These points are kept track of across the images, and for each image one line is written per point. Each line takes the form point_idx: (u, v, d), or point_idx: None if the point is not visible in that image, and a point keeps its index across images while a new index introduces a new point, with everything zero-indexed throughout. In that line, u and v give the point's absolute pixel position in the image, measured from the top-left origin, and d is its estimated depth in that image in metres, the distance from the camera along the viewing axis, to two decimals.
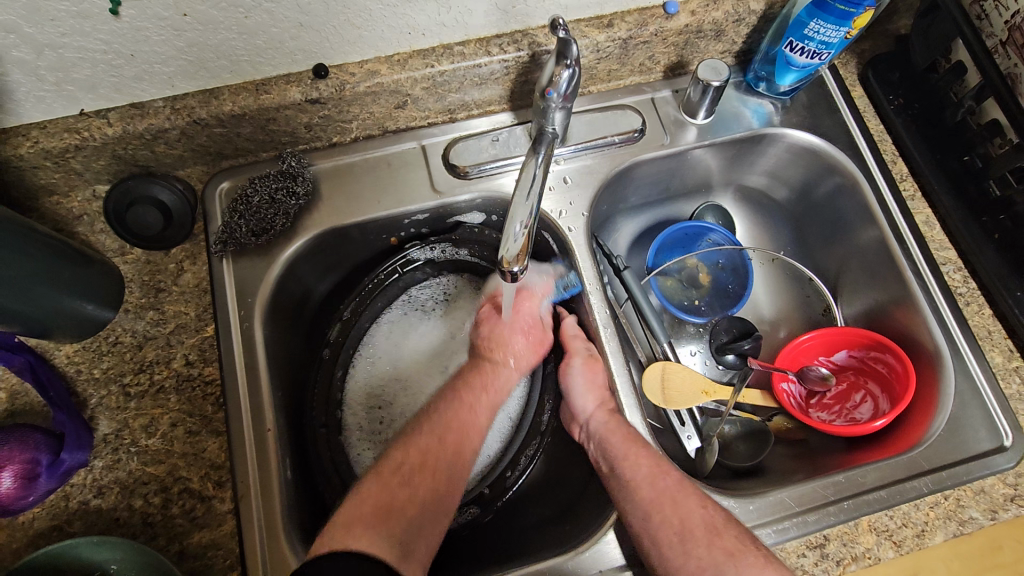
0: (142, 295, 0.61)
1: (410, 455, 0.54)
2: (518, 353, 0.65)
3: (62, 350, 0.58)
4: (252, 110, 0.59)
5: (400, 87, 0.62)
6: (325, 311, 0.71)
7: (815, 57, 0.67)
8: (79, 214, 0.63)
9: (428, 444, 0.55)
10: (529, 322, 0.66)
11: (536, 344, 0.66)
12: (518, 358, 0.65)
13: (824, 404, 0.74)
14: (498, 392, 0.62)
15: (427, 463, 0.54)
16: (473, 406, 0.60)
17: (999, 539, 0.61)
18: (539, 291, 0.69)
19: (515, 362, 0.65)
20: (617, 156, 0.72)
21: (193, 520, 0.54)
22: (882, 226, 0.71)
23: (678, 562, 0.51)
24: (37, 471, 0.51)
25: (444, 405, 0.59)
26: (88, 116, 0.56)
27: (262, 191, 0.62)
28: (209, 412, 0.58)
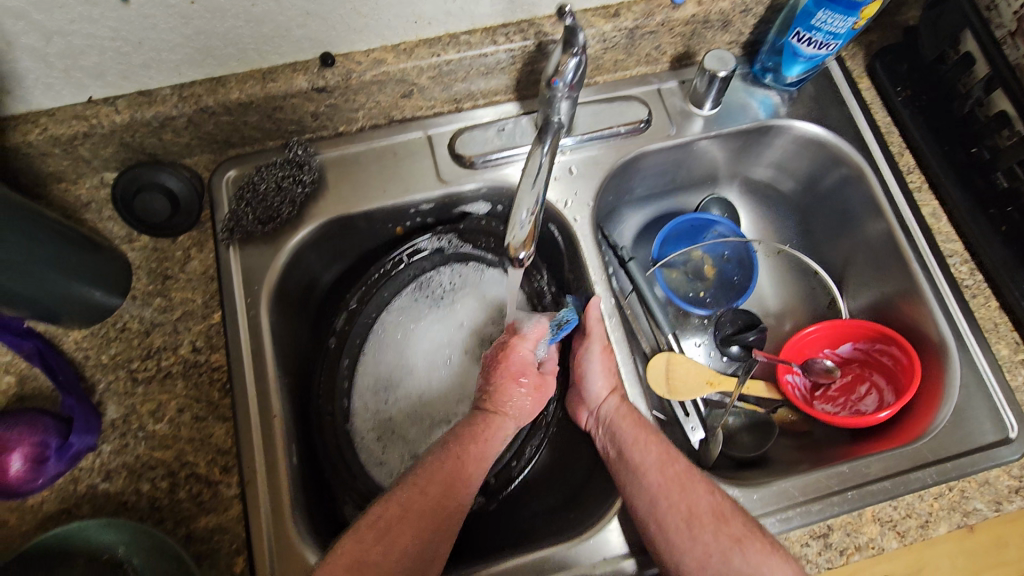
0: (150, 282, 0.62)
1: (389, 509, 0.52)
2: (513, 403, 0.61)
3: (71, 335, 0.59)
4: (259, 98, 0.60)
5: (406, 76, 0.62)
6: (330, 300, 0.72)
7: (822, 48, 0.66)
8: (87, 201, 0.63)
9: (411, 499, 0.52)
10: (521, 370, 0.62)
11: (535, 392, 0.62)
12: (513, 408, 0.61)
13: (828, 396, 0.74)
14: (495, 443, 0.58)
15: (406, 517, 0.51)
16: (464, 460, 0.55)
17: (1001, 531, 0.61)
18: (531, 335, 0.63)
19: (511, 412, 0.60)
20: (622, 147, 0.72)
21: (200, 504, 0.55)
22: (889, 218, 0.71)
23: (685, 548, 0.51)
24: (46, 454, 0.53)
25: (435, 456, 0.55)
26: (96, 103, 0.57)
27: (269, 179, 0.62)
28: (216, 397, 0.58)
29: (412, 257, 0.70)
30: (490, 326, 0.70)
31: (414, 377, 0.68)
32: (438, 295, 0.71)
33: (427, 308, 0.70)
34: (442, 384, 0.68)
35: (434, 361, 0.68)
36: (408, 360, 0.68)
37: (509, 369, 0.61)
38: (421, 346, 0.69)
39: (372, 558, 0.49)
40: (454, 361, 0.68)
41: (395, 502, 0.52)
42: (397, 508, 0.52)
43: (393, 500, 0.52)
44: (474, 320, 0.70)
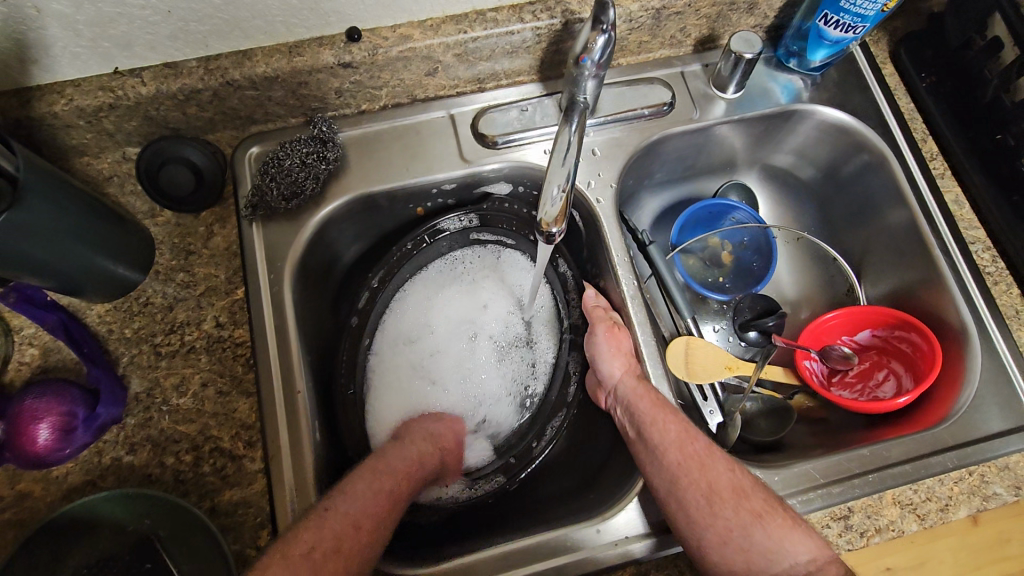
0: (173, 257, 0.61)
1: (325, 536, 0.48)
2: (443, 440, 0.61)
3: (94, 309, 0.59)
4: (285, 73, 0.59)
5: (432, 53, 0.62)
6: (350, 280, 0.72)
7: (849, 31, 0.66)
8: (109, 175, 0.63)
9: (347, 529, 0.49)
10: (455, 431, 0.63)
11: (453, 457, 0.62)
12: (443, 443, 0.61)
13: (846, 382, 0.74)
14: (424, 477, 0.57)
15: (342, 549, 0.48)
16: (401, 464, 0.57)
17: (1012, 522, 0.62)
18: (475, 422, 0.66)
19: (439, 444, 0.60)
20: (645, 129, 0.72)
21: (224, 478, 0.55)
22: (912, 206, 0.71)
23: (705, 524, 0.51)
24: (74, 424, 0.53)
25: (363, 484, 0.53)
26: (122, 75, 0.56)
27: (293, 155, 0.62)
28: (239, 372, 0.58)
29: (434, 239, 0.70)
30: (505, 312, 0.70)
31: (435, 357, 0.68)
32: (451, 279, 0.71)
33: (451, 287, 0.70)
34: (464, 365, 0.68)
35: (456, 340, 0.68)
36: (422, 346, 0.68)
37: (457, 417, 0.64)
38: (434, 332, 0.68)
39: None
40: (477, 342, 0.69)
41: (330, 530, 0.48)
42: (325, 536, 0.48)
43: (325, 527, 0.48)
44: (487, 306, 0.70)
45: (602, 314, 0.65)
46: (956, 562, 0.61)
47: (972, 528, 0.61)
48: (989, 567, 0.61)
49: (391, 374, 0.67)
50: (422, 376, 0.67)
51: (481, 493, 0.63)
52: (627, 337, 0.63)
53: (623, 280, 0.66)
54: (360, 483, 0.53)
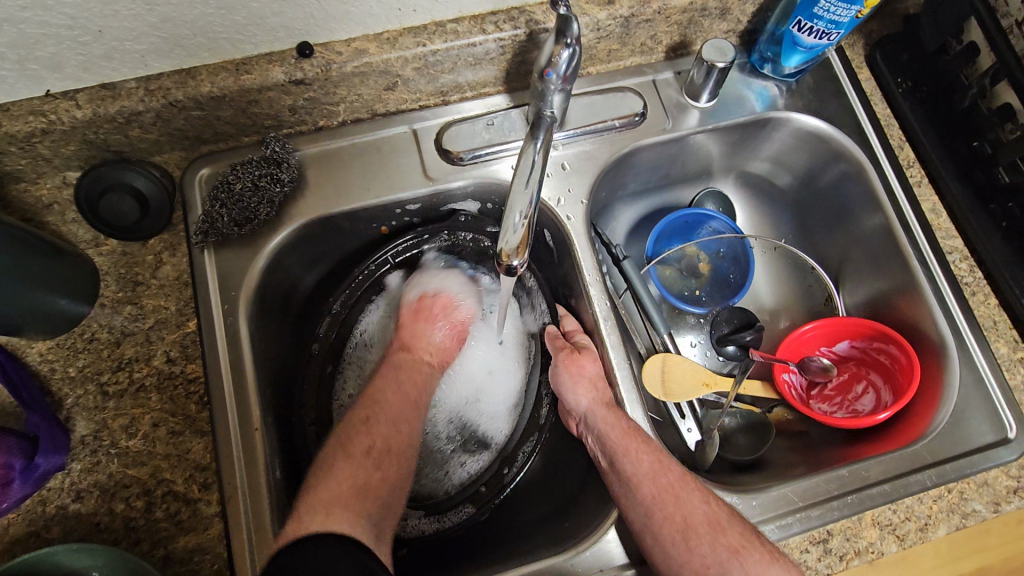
0: (120, 289, 0.58)
1: (376, 440, 0.55)
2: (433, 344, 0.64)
3: (35, 347, 0.55)
4: (233, 92, 0.56)
5: (389, 67, 0.59)
6: (312, 305, 0.69)
7: (823, 37, 0.64)
8: (48, 203, 0.59)
9: (390, 431, 0.56)
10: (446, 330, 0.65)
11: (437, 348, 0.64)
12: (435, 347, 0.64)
13: (825, 395, 0.72)
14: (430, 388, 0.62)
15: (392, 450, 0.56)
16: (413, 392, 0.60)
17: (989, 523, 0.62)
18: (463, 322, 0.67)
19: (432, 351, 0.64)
20: (616, 141, 0.69)
21: (178, 523, 0.52)
22: (888, 214, 0.70)
23: (681, 561, 0.49)
24: (11, 476, 0.49)
25: (393, 398, 0.58)
26: (55, 98, 0.53)
27: (244, 178, 0.59)
28: (193, 411, 0.55)
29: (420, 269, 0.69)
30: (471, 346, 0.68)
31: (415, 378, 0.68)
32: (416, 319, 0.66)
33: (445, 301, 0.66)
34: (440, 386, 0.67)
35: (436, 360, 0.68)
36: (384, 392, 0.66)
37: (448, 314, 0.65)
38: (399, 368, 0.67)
39: (371, 484, 0.53)
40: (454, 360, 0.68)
41: (378, 434, 0.56)
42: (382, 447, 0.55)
43: (375, 430, 0.56)
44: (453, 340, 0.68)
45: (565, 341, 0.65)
46: (935, 558, 0.61)
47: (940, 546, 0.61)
48: (967, 559, 0.61)
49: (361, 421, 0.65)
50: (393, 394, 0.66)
51: (450, 525, 0.63)
52: (594, 360, 0.61)
53: (595, 301, 0.64)
54: (389, 392, 0.59)
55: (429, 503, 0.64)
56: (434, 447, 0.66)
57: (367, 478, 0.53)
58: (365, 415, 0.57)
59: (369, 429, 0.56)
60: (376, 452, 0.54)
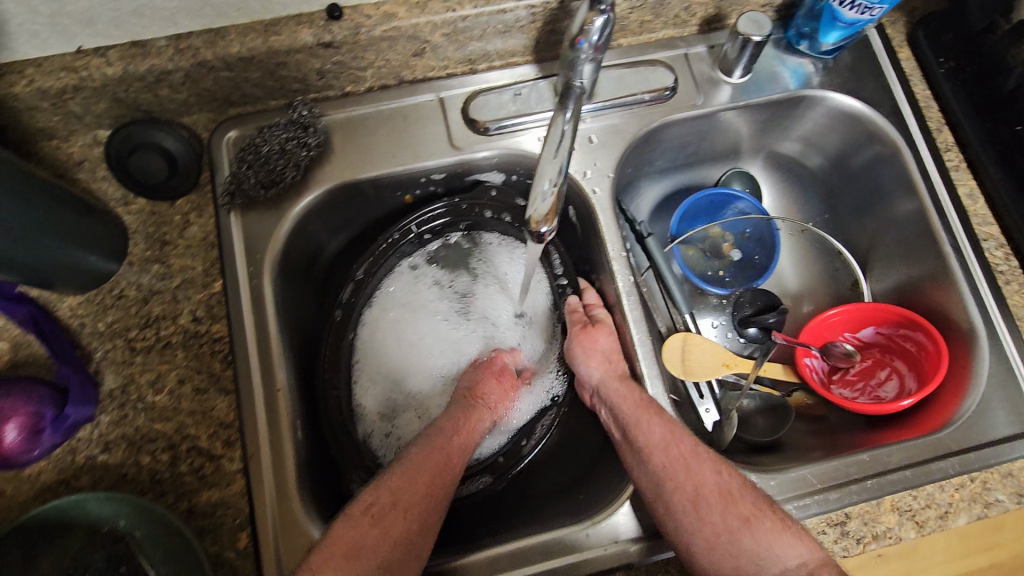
0: (148, 247, 0.59)
1: (381, 495, 0.50)
2: (496, 395, 0.61)
3: (65, 302, 0.56)
4: (262, 53, 0.55)
5: (418, 32, 0.58)
6: (335, 271, 0.69)
7: (865, 12, 0.62)
8: (79, 160, 0.60)
9: (402, 485, 0.50)
10: (503, 375, 0.63)
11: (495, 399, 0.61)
12: (495, 401, 0.61)
13: (846, 380, 0.72)
14: (476, 434, 0.58)
15: (398, 505, 0.49)
16: (445, 449, 0.54)
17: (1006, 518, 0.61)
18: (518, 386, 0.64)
19: (490, 404, 0.60)
20: (645, 115, 0.68)
21: (202, 478, 0.53)
22: (922, 197, 0.68)
23: (692, 530, 0.49)
24: (42, 425, 0.50)
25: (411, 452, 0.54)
26: (87, 54, 0.53)
27: (272, 141, 0.59)
28: (217, 369, 0.56)
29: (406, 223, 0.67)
30: (491, 317, 0.68)
31: (439, 345, 0.67)
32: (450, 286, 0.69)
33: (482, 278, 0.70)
34: (447, 350, 0.66)
35: (444, 327, 0.67)
36: (399, 360, 0.66)
37: (492, 367, 0.63)
38: (423, 335, 0.67)
39: (368, 542, 0.47)
40: (463, 325, 0.68)
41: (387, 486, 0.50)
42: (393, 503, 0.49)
43: (384, 484, 0.51)
44: (483, 308, 0.69)
45: (582, 316, 0.64)
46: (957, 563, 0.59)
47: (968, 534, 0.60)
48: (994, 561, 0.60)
49: (378, 383, 0.65)
50: (398, 354, 0.66)
51: (467, 492, 0.63)
52: (607, 335, 0.61)
53: (618, 275, 0.63)
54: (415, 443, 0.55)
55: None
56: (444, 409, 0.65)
57: (370, 536, 0.47)
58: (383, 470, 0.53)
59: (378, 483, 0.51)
60: (374, 509, 0.49)
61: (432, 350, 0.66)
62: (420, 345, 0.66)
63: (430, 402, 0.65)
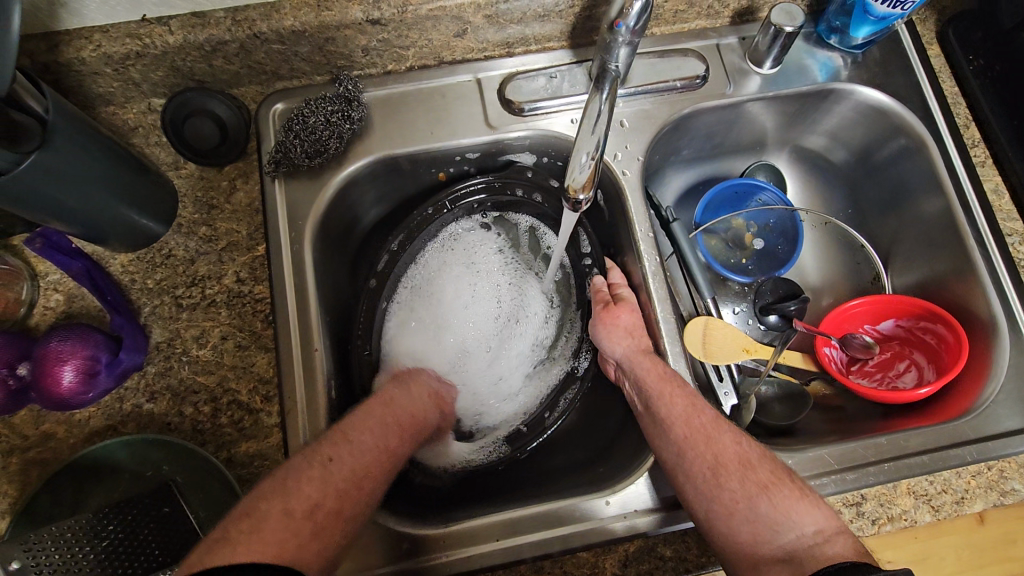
0: (196, 211, 0.61)
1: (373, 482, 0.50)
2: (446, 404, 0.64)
3: (117, 259, 0.59)
4: (313, 27, 0.58)
5: (461, 13, 0.61)
6: (369, 243, 0.72)
7: (896, 7, 0.63)
8: (134, 126, 0.63)
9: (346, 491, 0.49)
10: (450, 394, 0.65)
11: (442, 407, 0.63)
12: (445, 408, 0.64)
13: (865, 371, 0.73)
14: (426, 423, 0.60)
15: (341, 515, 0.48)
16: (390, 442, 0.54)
17: (1015, 533, 0.62)
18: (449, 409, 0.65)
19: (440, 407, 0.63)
20: (676, 102, 0.70)
21: (241, 430, 0.55)
22: (948, 193, 0.69)
23: (710, 496, 0.50)
24: (97, 368, 0.53)
25: (362, 437, 0.52)
26: (150, 23, 0.56)
27: (319, 113, 0.62)
28: (258, 327, 0.58)
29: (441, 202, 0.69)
30: (519, 293, 0.71)
31: (473, 313, 0.68)
32: (483, 260, 0.71)
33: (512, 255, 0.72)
34: (475, 324, 0.68)
35: (474, 302, 0.69)
36: (436, 323, 0.68)
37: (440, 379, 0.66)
38: (457, 303, 0.69)
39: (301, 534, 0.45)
40: (494, 298, 0.70)
41: (332, 485, 0.48)
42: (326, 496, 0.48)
43: (329, 480, 0.49)
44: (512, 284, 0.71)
45: (606, 295, 0.66)
46: (957, 562, 0.61)
47: (977, 528, 0.61)
48: (993, 566, 0.61)
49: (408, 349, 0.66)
50: (432, 324, 0.68)
51: (489, 460, 0.65)
52: (627, 313, 0.63)
53: (644, 255, 0.65)
54: (364, 430, 0.53)
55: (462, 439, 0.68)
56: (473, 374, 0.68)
57: (299, 543, 0.45)
58: (327, 455, 0.50)
59: (320, 476, 0.48)
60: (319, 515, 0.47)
61: (466, 317, 0.68)
62: (456, 310, 0.68)
63: (460, 367, 0.67)
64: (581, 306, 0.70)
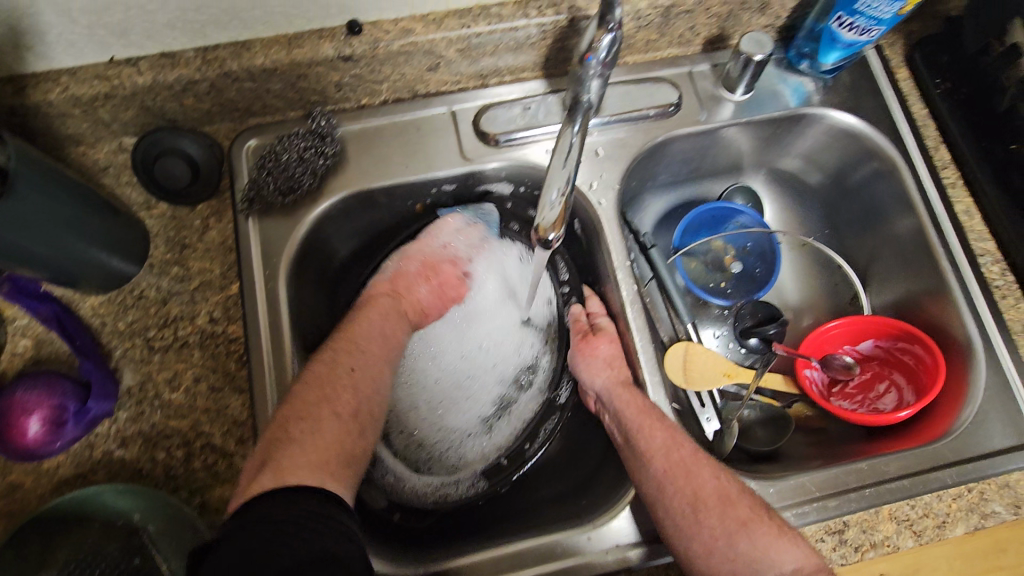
0: (168, 250, 0.61)
1: None
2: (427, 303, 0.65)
3: (87, 302, 0.58)
4: (284, 65, 0.58)
5: (434, 48, 0.61)
6: (347, 276, 0.71)
7: (864, 34, 0.64)
8: (105, 165, 0.62)
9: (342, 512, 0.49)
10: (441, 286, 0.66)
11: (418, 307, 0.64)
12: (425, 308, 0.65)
13: (846, 393, 0.73)
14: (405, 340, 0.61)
15: None
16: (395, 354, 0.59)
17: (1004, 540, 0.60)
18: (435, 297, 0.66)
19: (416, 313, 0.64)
20: (650, 130, 0.70)
21: (215, 474, 0.54)
22: (920, 215, 0.70)
23: (689, 534, 0.50)
24: (64, 418, 0.52)
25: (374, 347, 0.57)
26: (119, 64, 0.55)
27: (291, 149, 0.62)
28: (232, 368, 0.57)
29: (431, 231, 0.68)
30: (500, 322, 0.69)
31: (450, 344, 0.68)
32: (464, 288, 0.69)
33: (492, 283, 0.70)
34: (454, 354, 0.68)
35: (453, 331, 0.68)
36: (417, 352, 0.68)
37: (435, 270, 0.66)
38: (435, 333, 0.68)
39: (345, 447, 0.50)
40: (474, 329, 0.69)
41: (361, 392, 0.53)
42: (359, 401, 0.53)
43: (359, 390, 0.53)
44: (494, 313, 0.69)
45: (585, 324, 0.67)
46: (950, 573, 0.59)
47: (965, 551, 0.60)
48: None
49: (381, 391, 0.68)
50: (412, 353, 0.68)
51: (469, 494, 0.64)
52: (604, 344, 0.63)
53: (621, 285, 0.65)
54: (371, 340, 0.57)
55: (444, 473, 0.66)
56: (449, 406, 0.67)
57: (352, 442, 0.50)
58: (348, 365, 0.54)
59: (350, 385, 0.53)
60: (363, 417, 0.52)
61: (444, 348, 0.68)
62: (435, 342, 0.68)
63: (436, 398, 0.68)
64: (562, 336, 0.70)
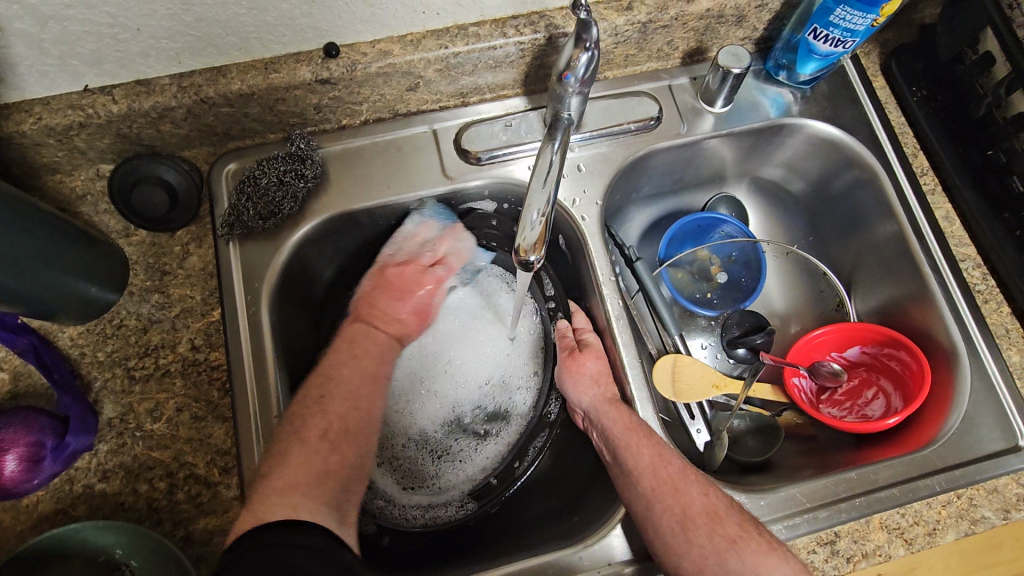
0: (148, 277, 0.60)
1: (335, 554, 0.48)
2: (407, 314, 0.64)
3: (66, 332, 0.57)
4: (261, 90, 0.58)
5: (412, 68, 0.61)
6: (332, 297, 0.70)
7: (838, 45, 0.65)
8: (82, 193, 0.62)
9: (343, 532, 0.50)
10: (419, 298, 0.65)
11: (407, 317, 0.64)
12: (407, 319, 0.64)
13: (834, 400, 0.72)
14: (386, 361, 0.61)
15: None
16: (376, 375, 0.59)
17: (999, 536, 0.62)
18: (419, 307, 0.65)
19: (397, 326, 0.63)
20: (631, 144, 0.70)
21: (199, 505, 0.54)
22: (901, 221, 0.70)
23: (679, 552, 0.50)
24: (42, 454, 0.52)
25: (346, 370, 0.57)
26: (92, 93, 0.55)
27: (270, 173, 0.61)
28: (215, 397, 0.57)
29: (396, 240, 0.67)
30: (486, 340, 0.69)
31: (435, 363, 0.68)
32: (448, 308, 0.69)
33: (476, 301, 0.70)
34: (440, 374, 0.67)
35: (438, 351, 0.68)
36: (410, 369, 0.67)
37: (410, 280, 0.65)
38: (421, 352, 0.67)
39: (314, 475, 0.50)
40: (459, 348, 0.68)
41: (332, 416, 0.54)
42: (329, 422, 0.54)
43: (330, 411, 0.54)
44: (479, 332, 0.69)
45: (571, 341, 0.66)
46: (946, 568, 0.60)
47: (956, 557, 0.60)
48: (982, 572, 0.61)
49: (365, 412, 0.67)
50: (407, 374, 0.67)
51: (461, 516, 0.65)
52: (591, 360, 0.63)
53: (607, 300, 0.65)
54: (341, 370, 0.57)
55: (433, 493, 0.66)
56: (437, 426, 0.67)
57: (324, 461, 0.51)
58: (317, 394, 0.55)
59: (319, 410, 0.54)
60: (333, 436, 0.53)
61: (430, 368, 0.67)
62: (421, 361, 0.67)
63: (423, 419, 0.67)
64: (548, 353, 0.70)
